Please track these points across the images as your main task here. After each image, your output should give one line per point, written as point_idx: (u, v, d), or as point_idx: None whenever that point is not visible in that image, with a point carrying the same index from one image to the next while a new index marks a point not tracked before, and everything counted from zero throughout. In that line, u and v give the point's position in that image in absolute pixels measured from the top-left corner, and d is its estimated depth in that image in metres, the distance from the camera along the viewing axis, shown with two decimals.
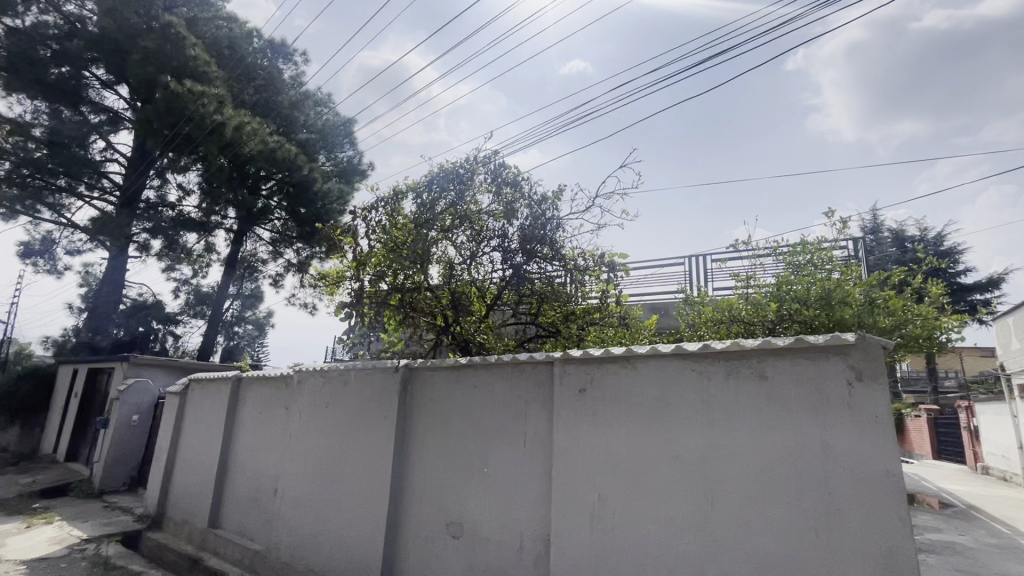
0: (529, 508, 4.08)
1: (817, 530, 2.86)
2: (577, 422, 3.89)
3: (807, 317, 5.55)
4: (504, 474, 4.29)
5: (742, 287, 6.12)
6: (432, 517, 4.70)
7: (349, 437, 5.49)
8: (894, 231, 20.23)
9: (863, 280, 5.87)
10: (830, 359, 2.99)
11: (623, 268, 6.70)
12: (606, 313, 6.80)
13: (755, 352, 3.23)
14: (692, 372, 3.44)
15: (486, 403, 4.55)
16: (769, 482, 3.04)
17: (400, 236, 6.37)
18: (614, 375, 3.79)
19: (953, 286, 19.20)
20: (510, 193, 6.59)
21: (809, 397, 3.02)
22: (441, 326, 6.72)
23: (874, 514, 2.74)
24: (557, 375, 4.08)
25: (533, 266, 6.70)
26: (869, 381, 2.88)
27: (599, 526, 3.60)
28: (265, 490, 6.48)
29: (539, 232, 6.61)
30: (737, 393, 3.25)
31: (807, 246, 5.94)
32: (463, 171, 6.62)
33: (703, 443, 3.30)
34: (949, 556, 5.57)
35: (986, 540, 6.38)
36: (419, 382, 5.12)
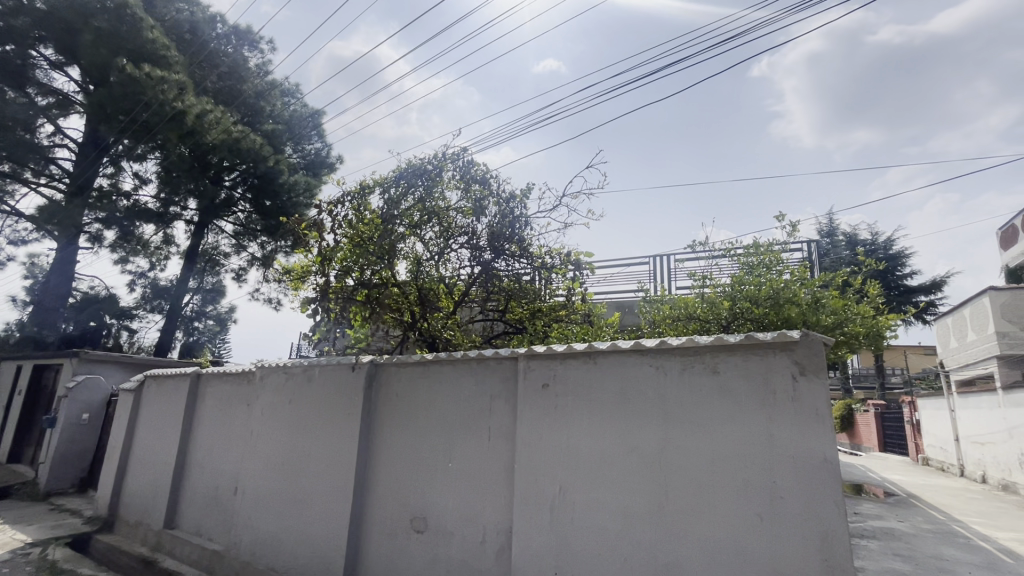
0: (492, 502, 4.15)
1: (762, 517, 3.02)
2: (540, 416, 3.97)
3: (757, 316, 5.82)
4: (469, 468, 4.35)
5: (699, 286, 6.36)
6: (396, 512, 4.71)
7: (312, 434, 5.43)
8: (847, 234, 21.22)
9: (810, 280, 6.17)
10: (776, 355, 3.16)
11: (589, 266, 6.78)
12: (572, 311, 6.87)
13: (708, 347, 3.37)
14: (650, 367, 3.57)
15: (452, 398, 4.59)
16: (718, 473, 3.19)
17: (367, 230, 6.32)
18: (576, 370, 3.88)
19: (899, 287, 20.30)
20: (478, 190, 6.64)
21: (757, 391, 3.18)
22: (408, 322, 6.73)
23: (813, 500, 2.92)
24: (521, 371, 4.15)
25: (501, 263, 6.78)
26: (812, 375, 3.05)
27: (559, 518, 3.69)
28: (225, 488, 6.34)
29: (507, 231, 6.67)
30: (691, 387, 3.39)
31: (759, 247, 6.25)
32: (431, 167, 6.64)
33: (659, 436, 3.43)
34: (888, 541, 5.92)
35: (922, 526, 6.80)
36: (384, 378, 5.11)
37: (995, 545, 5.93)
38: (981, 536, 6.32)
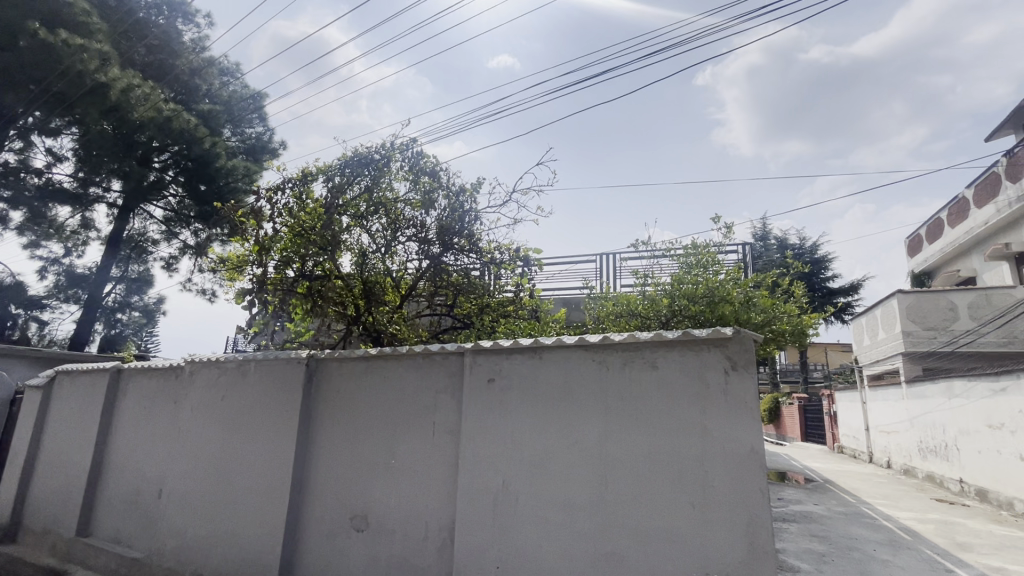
0: (436, 497, 4.11)
1: (695, 505, 3.17)
2: (484, 411, 3.97)
3: (694, 313, 6.10)
4: (412, 464, 4.28)
5: (641, 283, 6.59)
6: (336, 511, 4.57)
7: (245, 433, 5.17)
8: (778, 239, 22.64)
9: (742, 280, 6.52)
10: (711, 351, 3.32)
11: (537, 263, 6.85)
12: (520, 306, 6.87)
13: (648, 343, 3.48)
14: (593, 363, 3.64)
15: (396, 394, 4.50)
16: (655, 464, 3.32)
17: (308, 220, 6.07)
18: (521, 366, 3.91)
19: (822, 289, 21.90)
20: (427, 182, 6.52)
21: (692, 385, 3.33)
22: (351, 316, 6.52)
23: (741, 487, 3.09)
24: (467, 366, 4.13)
25: (449, 257, 6.71)
26: (742, 370, 3.23)
27: (502, 512, 3.71)
28: (148, 491, 5.91)
29: (456, 225, 6.59)
30: (632, 381, 3.49)
31: (697, 248, 6.54)
32: (378, 156, 6.46)
33: (600, 430, 3.52)
34: (808, 524, 6.38)
35: (836, 508, 7.39)
36: (324, 373, 4.94)
37: (896, 524, 6.54)
38: (885, 516, 6.95)
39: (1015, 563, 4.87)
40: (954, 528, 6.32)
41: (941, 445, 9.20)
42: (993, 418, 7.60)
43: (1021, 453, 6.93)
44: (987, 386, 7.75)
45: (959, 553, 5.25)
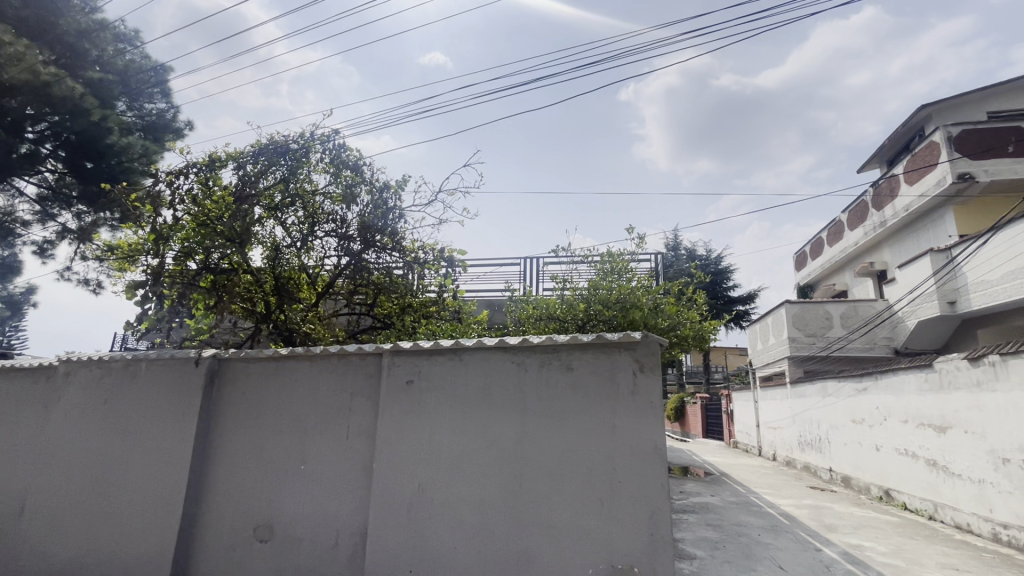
0: (348, 502, 3.99)
1: (603, 501, 3.34)
2: (402, 412, 3.91)
3: (607, 318, 6.41)
4: (323, 469, 4.11)
5: (560, 288, 6.82)
6: (236, 522, 4.27)
7: (132, 439, 4.69)
8: (687, 249, 24.35)
9: (651, 287, 6.93)
10: (621, 353, 3.51)
11: (461, 264, 6.83)
12: (442, 307, 6.73)
13: (564, 345, 3.60)
14: (512, 364, 3.72)
15: (308, 396, 4.30)
16: (568, 462, 3.45)
17: (215, 209, 5.65)
18: (441, 367, 3.89)
19: (723, 298, 23.86)
20: (349, 176, 6.30)
21: (604, 386, 3.50)
22: (260, 314, 6.12)
23: (644, 480, 3.30)
24: (385, 367, 4.04)
25: (371, 255, 6.54)
26: (648, 371, 3.45)
27: (417, 515, 3.68)
28: (6, 508, 5.16)
29: (378, 222, 6.43)
30: (548, 383, 3.61)
31: (611, 256, 6.87)
32: (295, 146, 6.14)
33: (516, 431, 3.60)
34: (704, 514, 6.94)
35: (729, 498, 8.08)
36: (229, 374, 4.60)
37: (778, 510, 7.29)
38: (769, 504, 7.72)
39: (868, 540, 5.63)
40: (822, 511, 7.18)
41: (816, 439, 10.39)
42: (856, 414, 8.70)
43: (878, 445, 7.99)
44: (853, 387, 8.85)
45: (826, 533, 5.98)
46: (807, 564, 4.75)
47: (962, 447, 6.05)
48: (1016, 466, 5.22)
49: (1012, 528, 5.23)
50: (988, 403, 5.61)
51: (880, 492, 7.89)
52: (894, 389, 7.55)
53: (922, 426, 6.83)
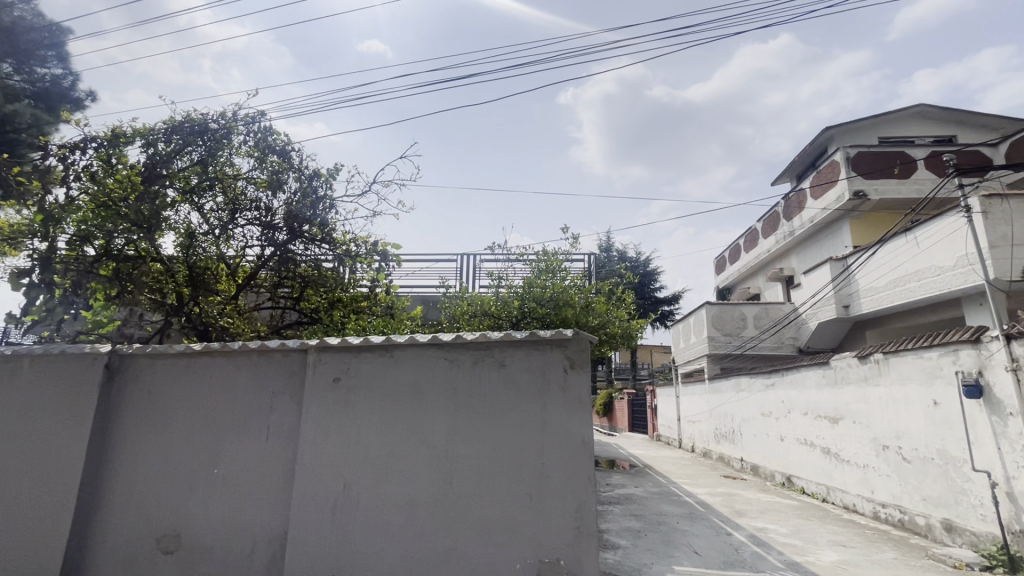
0: (267, 507, 3.76)
1: (532, 495, 3.38)
2: (328, 412, 3.75)
3: (541, 316, 6.49)
4: (239, 473, 3.85)
5: (495, 285, 6.85)
6: (137, 533, 3.90)
7: (11, 445, 4.13)
8: (619, 251, 25.32)
9: (583, 286, 7.11)
10: (553, 350, 3.56)
11: (396, 258, 6.62)
12: (374, 302, 6.45)
13: (498, 342, 3.59)
14: (444, 360, 3.67)
15: (224, 394, 4.01)
16: (498, 459, 3.47)
17: (118, 190, 5.03)
18: (370, 364, 3.76)
19: (650, 298, 25.04)
20: (276, 162, 5.95)
21: (536, 382, 3.54)
22: (171, 306, 5.73)
23: (572, 475, 3.38)
24: (310, 364, 3.85)
25: (297, 246, 6.22)
26: (579, 368, 3.52)
27: (341, 517, 3.55)
28: None
29: (306, 212, 6.13)
30: (480, 379, 3.60)
31: (546, 255, 6.99)
32: (215, 126, 5.69)
33: (448, 428, 3.57)
34: (628, 505, 7.23)
35: (651, 489, 8.50)
36: (132, 372, 4.19)
37: (695, 499, 7.75)
38: (687, 493, 8.19)
39: (773, 523, 6.13)
40: (734, 498, 7.74)
41: (729, 431, 11.18)
42: (765, 408, 9.45)
43: (782, 436, 8.74)
44: (763, 382, 9.59)
45: (737, 518, 6.43)
46: (720, 547, 5.09)
47: (852, 436, 6.73)
48: (893, 452, 5.90)
49: (890, 507, 5.91)
50: (873, 397, 6.29)
51: (783, 478, 8.63)
52: (797, 384, 8.27)
53: (819, 417, 7.54)
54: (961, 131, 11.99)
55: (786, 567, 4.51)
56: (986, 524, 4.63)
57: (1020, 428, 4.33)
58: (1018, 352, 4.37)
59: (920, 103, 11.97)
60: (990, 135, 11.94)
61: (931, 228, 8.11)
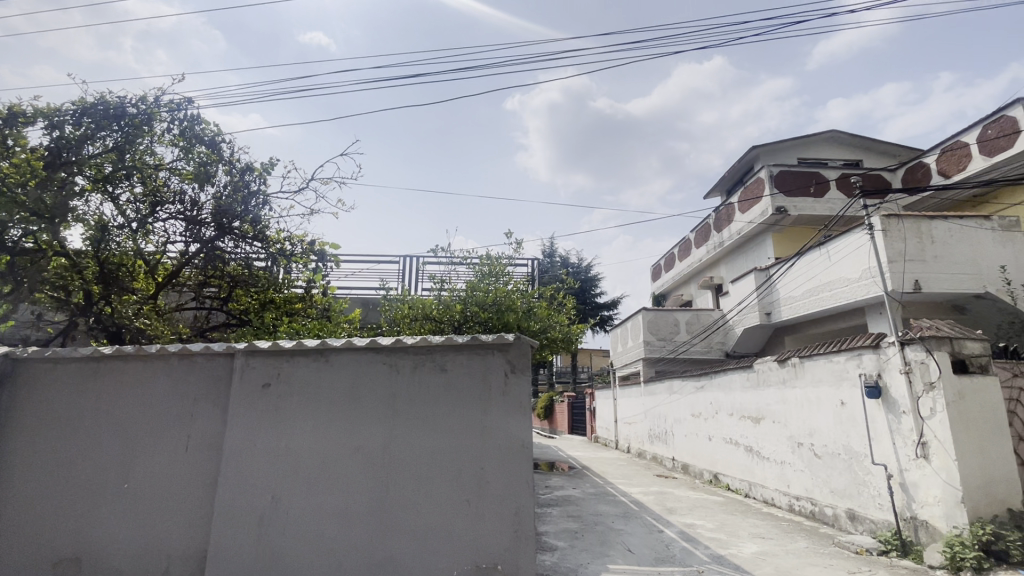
0: (183, 524, 3.49)
1: (470, 501, 3.36)
2: (256, 419, 3.55)
3: (483, 320, 6.49)
4: (154, 487, 3.56)
5: (438, 288, 6.75)
6: (31, 557, 3.51)
7: None
8: (561, 257, 25.79)
9: (526, 290, 7.16)
10: (494, 354, 3.56)
11: (333, 259, 6.37)
12: (309, 305, 6.21)
13: (439, 347, 3.54)
14: (383, 365, 3.58)
15: (138, 402, 3.69)
16: (437, 465, 3.42)
17: (13, 175, 4.49)
18: (304, 369, 3.60)
19: (590, 303, 25.68)
20: (204, 153, 5.58)
21: (475, 387, 3.52)
22: (77, 306, 5.09)
23: (510, 479, 3.39)
24: (237, 368, 3.63)
25: (226, 243, 5.86)
26: (519, 372, 3.54)
27: (269, 531, 3.37)
28: None
29: (237, 207, 5.77)
30: (420, 384, 3.54)
31: (490, 259, 6.98)
32: (133, 110, 5.19)
33: (385, 435, 3.48)
34: (566, 506, 7.34)
35: (589, 490, 8.70)
36: (28, 377, 3.77)
37: (629, 498, 8.02)
38: (622, 493, 8.46)
39: (700, 519, 6.45)
40: (665, 496, 8.07)
41: (662, 431, 11.67)
42: (695, 409, 9.94)
43: (710, 435, 9.23)
44: (693, 384, 10.08)
45: (668, 516, 6.71)
46: (652, 544, 5.29)
47: (771, 434, 7.22)
48: (807, 449, 6.40)
49: (803, 500, 6.39)
50: (790, 397, 6.78)
51: (710, 475, 9.12)
52: (724, 386, 8.76)
53: (743, 417, 8.04)
54: (867, 156, 13.24)
55: (712, 560, 4.77)
56: (883, 512, 5.12)
57: (911, 424, 4.83)
58: (910, 357, 4.87)
59: (833, 129, 13.11)
60: (891, 161, 13.27)
61: (842, 243, 8.88)
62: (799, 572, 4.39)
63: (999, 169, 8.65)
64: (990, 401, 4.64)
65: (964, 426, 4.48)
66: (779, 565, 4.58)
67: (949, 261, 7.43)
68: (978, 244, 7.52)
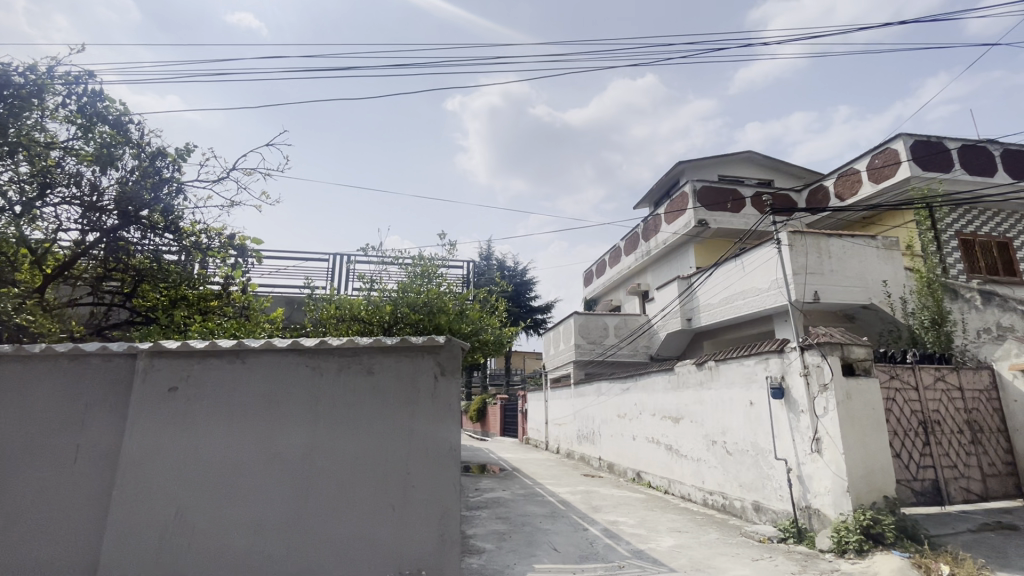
0: (69, 543, 3.15)
1: (395, 506, 3.29)
2: (160, 426, 3.27)
3: (414, 321, 6.38)
4: (35, 503, 3.19)
5: (367, 288, 6.56)
6: None
7: None
8: (497, 259, 25.93)
9: (459, 292, 7.11)
10: (424, 356, 3.50)
11: (255, 254, 6.01)
12: (226, 303, 5.79)
13: (366, 349, 3.44)
14: (306, 368, 3.42)
15: (19, 409, 3.29)
16: (361, 470, 3.32)
17: None
18: (217, 372, 3.36)
19: (524, 306, 26.03)
20: (107, 133, 5.06)
21: (404, 390, 3.45)
22: None
23: (438, 483, 3.35)
24: (139, 371, 3.33)
25: (131, 233, 5.38)
26: (449, 375, 3.51)
27: (172, 547, 3.12)
28: None
29: (145, 195, 5.27)
30: (345, 387, 3.42)
31: (422, 260, 6.87)
32: (19, 80, 4.62)
33: (306, 441, 3.32)
34: (495, 508, 7.37)
35: (518, 491, 8.78)
36: None
37: (557, 498, 8.18)
38: (550, 493, 8.63)
39: (623, 515, 6.71)
40: (591, 495, 8.33)
41: (590, 432, 12.04)
42: (621, 410, 10.33)
43: (634, 434, 9.65)
44: (620, 386, 10.49)
45: (592, 514, 6.93)
46: (577, 542, 5.44)
47: (688, 433, 7.68)
48: (719, 446, 6.86)
49: (715, 494, 6.84)
50: (706, 398, 7.24)
51: (634, 473, 9.53)
52: (647, 388, 9.21)
53: (664, 417, 8.47)
54: (777, 177, 14.45)
55: (632, 555, 4.98)
56: (783, 503, 5.59)
57: (808, 422, 5.32)
58: (808, 361, 5.37)
59: (749, 150, 14.19)
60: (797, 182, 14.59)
61: (754, 255, 9.62)
62: (710, 562, 4.68)
63: (884, 195, 9.78)
64: (872, 400, 5.21)
65: (851, 422, 5.00)
66: (693, 556, 4.87)
67: (843, 275, 8.28)
68: (867, 261, 8.43)
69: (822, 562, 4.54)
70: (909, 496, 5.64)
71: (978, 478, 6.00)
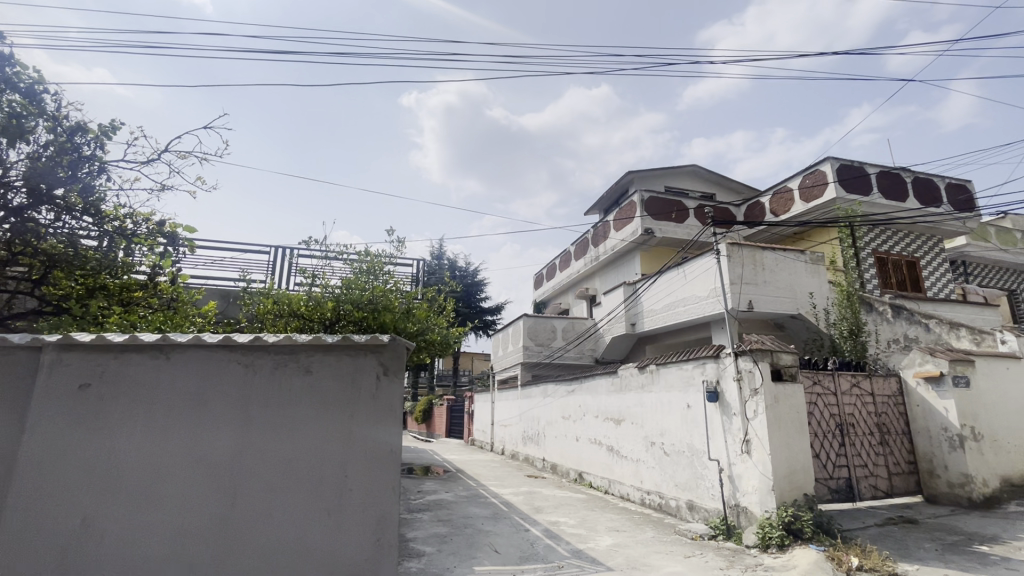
0: None
1: (330, 511, 3.16)
2: (67, 427, 2.98)
3: (357, 319, 6.20)
4: None
5: (308, 283, 6.29)
6: None
7: None
8: (448, 258, 25.68)
9: (406, 291, 6.92)
10: (366, 356, 3.40)
11: (187, 243, 5.64)
12: (152, 294, 5.38)
13: (304, 347, 3.29)
14: (237, 366, 3.23)
15: None
16: (294, 473, 3.17)
17: None
18: (137, 368, 3.11)
19: (474, 306, 25.93)
20: (16, 102, 4.57)
21: (343, 391, 3.33)
22: None
23: (376, 486, 3.25)
24: (44, 366, 3.02)
25: (42, 213, 4.92)
26: (392, 375, 3.43)
27: (77, 559, 2.85)
28: None
29: (61, 172, 4.80)
30: (279, 387, 3.25)
31: (369, 255, 6.61)
32: None
33: (234, 443, 3.13)
34: (437, 511, 7.26)
35: (461, 493, 8.70)
36: None
37: (499, 499, 8.18)
38: (493, 494, 8.61)
39: (563, 516, 6.80)
40: (533, 496, 8.40)
41: (535, 433, 12.15)
42: (565, 411, 10.49)
43: (577, 435, 9.83)
44: (565, 388, 10.65)
45: (534, 515, 6.98)
46: (518, 544, 5.45)
47: (629, 435, 7.90)
48: (657, 447, 7.11)
49: (652, 494, 7.07)
50: (647, 401, 7.47)
51: (575, 474, 9.70)
52: (591, 390, 9.41)
53: (606, 419, 8.68)
54: (719, 191, 15.16)
55: (571, 555, 5.05)
56: (714, 502, 5.85)
57: (739, 424, 5.60)
58: (741, 366, 5.66)
59: (694, 164, 14.80)
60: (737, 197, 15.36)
61: (696, 264, 10.04)
62: (645, 560, 4.82)
63: (812, 213, 10.50)
64: (796, 404, 5.56)
65: (777, 424, 5.32)
66: (629, 555, 4.99)
67: (774, 286, 8.80)
68: (796, 273, 9.01)
69: (748, 557, 4.79)
70: (825, 493, 6.07)
71: (884, 476, 6.54)
